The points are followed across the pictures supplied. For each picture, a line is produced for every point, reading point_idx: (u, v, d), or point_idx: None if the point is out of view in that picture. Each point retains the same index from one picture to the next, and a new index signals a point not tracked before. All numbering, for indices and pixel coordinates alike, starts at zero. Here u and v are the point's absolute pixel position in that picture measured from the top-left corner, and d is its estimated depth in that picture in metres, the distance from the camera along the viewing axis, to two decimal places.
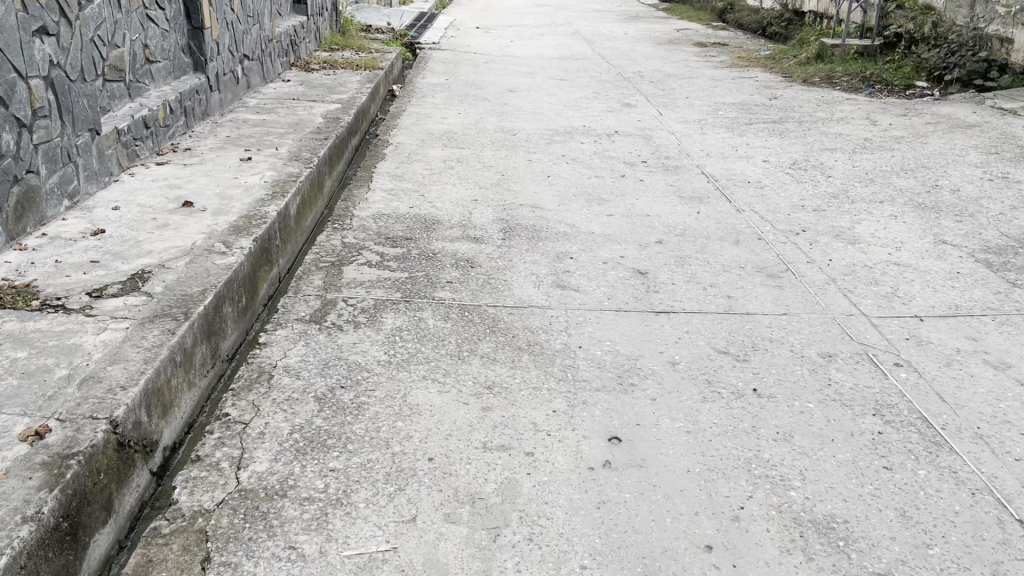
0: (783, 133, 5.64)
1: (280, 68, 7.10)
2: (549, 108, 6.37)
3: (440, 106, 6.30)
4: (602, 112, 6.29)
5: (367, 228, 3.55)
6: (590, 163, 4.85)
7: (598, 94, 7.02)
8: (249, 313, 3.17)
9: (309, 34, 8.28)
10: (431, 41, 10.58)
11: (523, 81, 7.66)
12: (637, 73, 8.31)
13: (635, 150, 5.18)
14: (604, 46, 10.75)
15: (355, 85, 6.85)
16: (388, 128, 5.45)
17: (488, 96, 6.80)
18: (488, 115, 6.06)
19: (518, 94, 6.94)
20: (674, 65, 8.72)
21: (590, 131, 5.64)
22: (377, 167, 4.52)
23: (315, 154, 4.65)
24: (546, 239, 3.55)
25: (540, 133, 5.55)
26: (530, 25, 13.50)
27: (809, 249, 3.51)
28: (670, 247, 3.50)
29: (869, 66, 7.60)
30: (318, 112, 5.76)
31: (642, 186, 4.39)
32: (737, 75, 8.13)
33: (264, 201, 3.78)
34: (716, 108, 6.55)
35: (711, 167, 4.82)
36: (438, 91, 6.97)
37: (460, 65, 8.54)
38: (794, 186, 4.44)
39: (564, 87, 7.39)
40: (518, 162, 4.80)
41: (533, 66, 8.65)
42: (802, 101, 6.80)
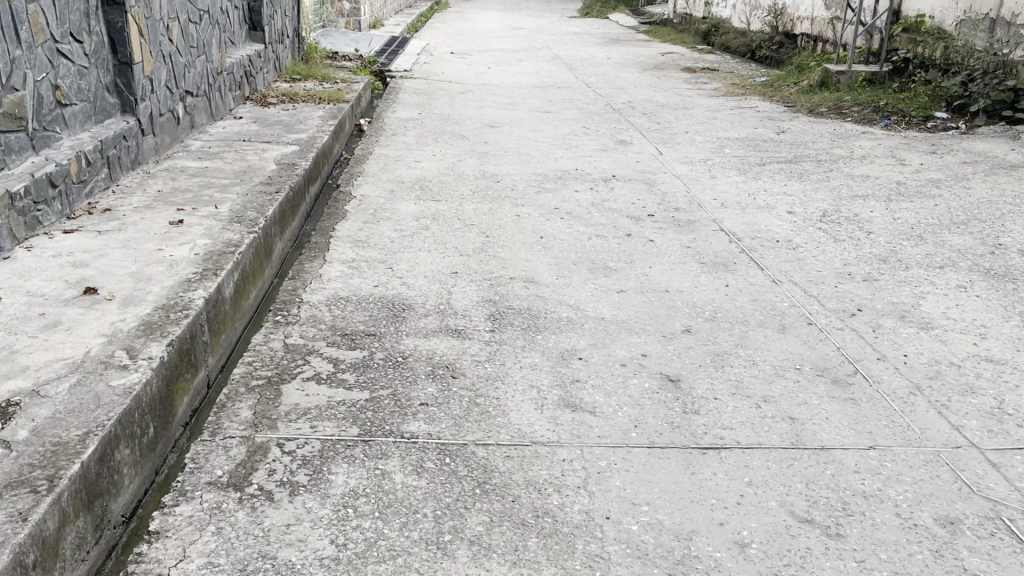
0: (802, 176, 4.99)
1: (231, 104, 6.35)
2: (536, 148, 5.68)
3: (413, 146, 5.58)
4: (595, 152, 5.61)
5: (318, 321, 2.79)
6: (589, 217, 4.15)
7: (589, 130, 6.34)
8: (159, 444, 2.42)
9: (268, 65, 7.54)
10: (403, 69, 9.91)
11: (505, 114, 6.97)
12: (627, 103, 7.67)
13: (639, 199, 4.50)
14: (588, 73, 10.13)
15: (317, 122, 6.11)
16: (352, 175, 4.71)
17: (467, 134, 6.09)
18: (468, 157, 5.35)
19: (500, 131, 6.25)
20: (665, 95, 8.11)
21: (583, 176, 4.96)
22: (337, 229, 3.77)
23: (262, 213, 3.89)
24: (546, 329, 2.83)
25: (528, 179, 4.85)
26: (507, 49, 12.89)
27: (873, 339, 2.82)
28: (701, 338, 2.79)
29: (881, 96, 7.00)
30: (272, 157, 5.01)
31: (654, 248, 3.70)
32: (734, 105, 7.53)
33: (190, 283, 3.02)
34: (721, 144, 5.91)
35: (729, 220, 4.15)
36: (410, 128, 6.24)
37: (435, 96, 7.85)
38: (831, 245, 3.77)
39: (549, 121, 6.71)
40: (506, 218, 4.09)
41: (515, 96, 7.98)
42: (812, 135, 6.18)
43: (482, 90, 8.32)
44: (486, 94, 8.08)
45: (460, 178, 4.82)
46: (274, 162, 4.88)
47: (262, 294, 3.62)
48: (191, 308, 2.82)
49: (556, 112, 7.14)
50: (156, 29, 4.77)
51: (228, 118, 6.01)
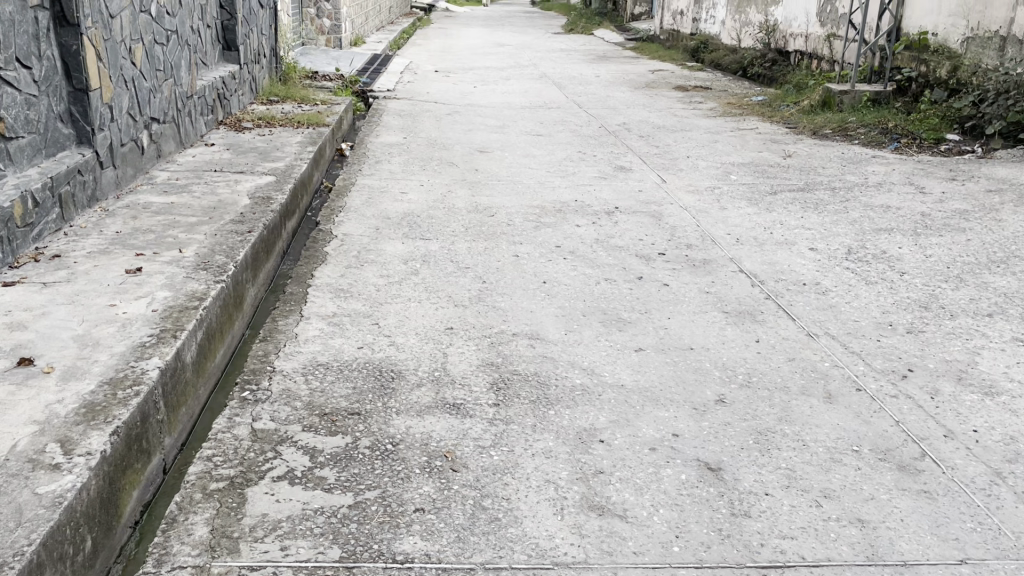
0: (818, 206, 4.66)
1: (202, 129, 5.94)
2: (530, 176, 5.32)
3: (399, 176, 5.19)
4: (593, 180, 5.25)
5: (292, 395, 2.39)
6: (595, 257, 3.78)
7: (585, 155, 5.99)
8: (99, 557, 2.00)
9: (243, 87, 7.14)
10: (385, 88, 9.53)
11: (495, 138, 6.60)
12: (622, 124, 7.34)
13: (647, 235, 4.14)
14: (577, 92, 9.81)
15: (295, 149, 5.72)
16: (333, 210, 4.32)
17: (456, 161, 5.71)
18: (458, 188, 4.98)
19: (491, 157, 5.88)
20: (660, 116, 7.78)
21: (584, 208, 4.59)
22: (316, 276, 3.38)
23: (231, 258, 3.49)
24: (559, 401, 2.45)
25: (524, 212, 4.48)
26: (493, 67, 12.56)
27: (933, 409, 2.45)
28: (738, 411, 2.42)
29: (888, 117, 6.71)
30: (245, 189, 4.60)
31: (670, 294, 3.33)
32: (734, 127, 7.22)
33: (144, 349, 2.61)
34: (725, 170, 5.57)
35: (748, 259, 3.79)
36: (395, 154, 5.86)
37: (420, 118, 7.47)
38: (863, 289, 3.42)
39: (542, 145, 6.36)
40: (503, 259, 3.71)
41: (504, 118, 7.62)
42: (820, 159, 5.86)
43: (470, 112, 7.96)
44: (474, 116, 7.72)
45: (451, 212, 4.44)
46: (247, 196, 4.48)
47: (231, 352, 3.22)
48: (143, 382, 2.41)
49: (549, 135, 6.78)
50: (117, 51, 4.36)
51: (199, 145, 5.60)
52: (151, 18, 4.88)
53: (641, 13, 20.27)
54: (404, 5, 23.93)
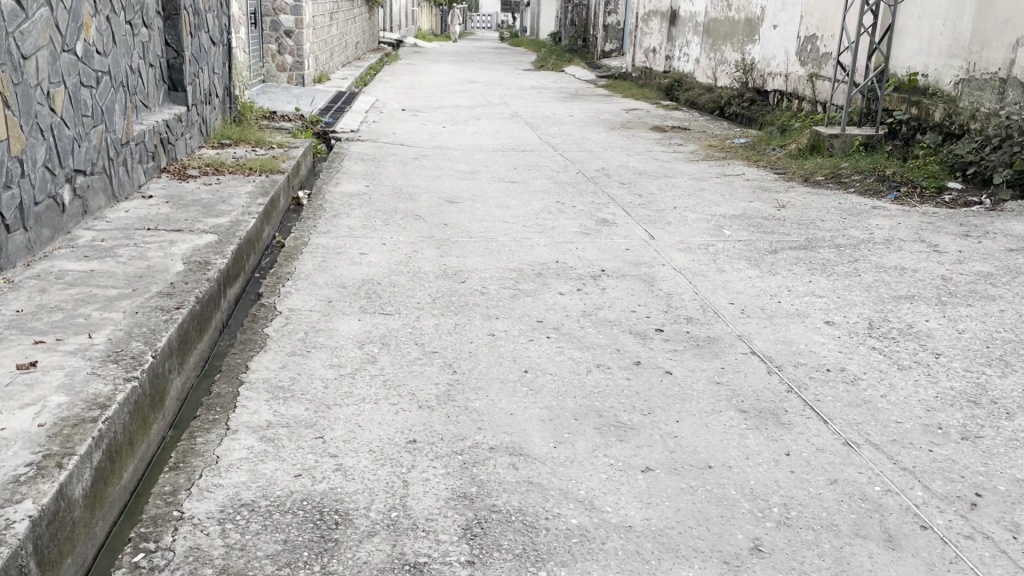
0: (826, 267, 4.20)
1: (140, 178, 5.37)
2: (504, 232, 4.82)
3: (358, 232, 4.65)
4: (575, 236, 4.76)
5: (203, 559, 1.82)
6: (582, 334, 3.27)
7: (563, 206, 5.51)
8: None
9: (191, 130, 6.59)
10: (349, 129, 9.03)
11: (466, 187, 6.10)
12: (601, 169, 6.89)
13: (639, 304, 3.64)
14: (551, 133, 9.39)
15: (243, 201, 5.16)
16: (279, 278, 3.77)
17: (422, 213, 5.19)
18: (425, 246, 4.45)
19: (462, 209, 5.37)
20: (640, 160, 7.37)
21: (566, 271, 4.08)
22: (253, 368, 2.81)
23: (151, 345, 2.92)
24: (552, 553, 1.90)
25: (499, 277, 3.96)
26: (463, 105, 12.14)
27: (1021, 557, 1.95)
28: (780, 565, 1.89)
29: (883, 163, 6.33)
30: (179, 253, 4.04)
31: (674, 386, 2.81)
32: (719, 172, 6.81)
33: (17, 486, 2.03)
34: (717, 224, 5.11)
35: (758, 335, 3.31)
36: (356, 206, 5.32)
37: (385, 163, 6.96)
38: (897, 378, 2.94)
39: (517, 194, 5.86)
40: (476, 340, 3.18)
41: (476, 162, 7.14)
42: (817, 211, 5.43)
43: (439, 155, 7.46)
44: (443, 160, 7.23)
45: (417, 278, 3.91)
46: (182, 260, 3.91)
47: (143, 466, 2.63)
48: (4, 542, 1.82)
49: (524, 183, 6.30)
50: (31, 96, 3.79)
51: (135, 198, 5.03)
52: (76, 58, 4.33)
53: (611, 50, 20.06)
54: (371, 40, 23.54)
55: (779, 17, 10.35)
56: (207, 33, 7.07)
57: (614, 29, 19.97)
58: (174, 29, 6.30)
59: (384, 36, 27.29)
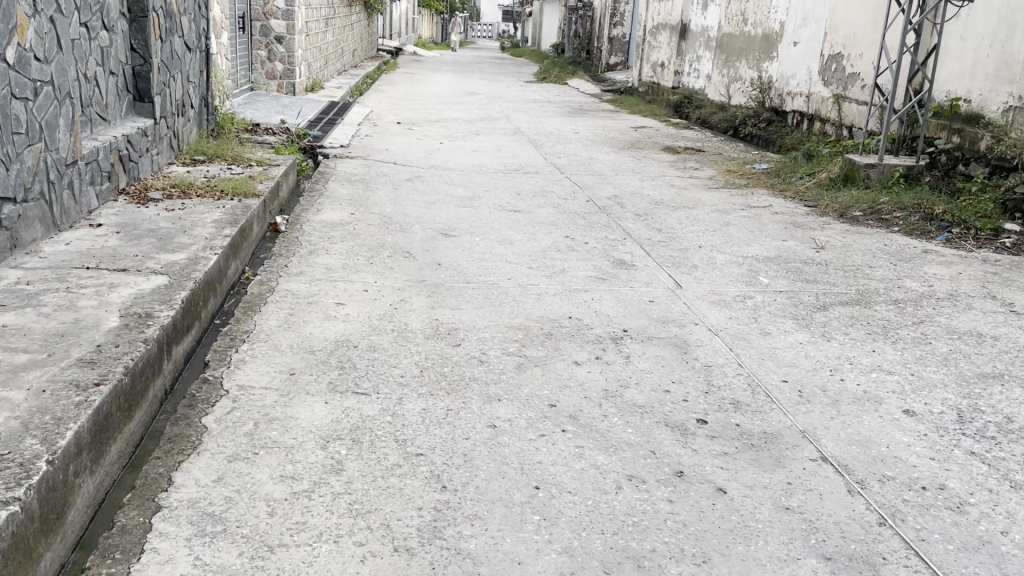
0: (888, 331, 3.55)
1: (92, 203, 4.71)
2: (507, 276, 4.16)
3: (337, 273, 3.99)
4: (589, 282, 4.11)
5: None
6: (606, 427, 2.60)
7: (574, 243, 4.86)
8: None
9: (158, 146, 5.94)
10: (339, 143, 8.38)
11: (463, 217, 5.43)
12: (613, 197, 6.24)
13: (673, 378, 2.98)
14: (557, 153, 8.76)
15: (207, 232, 4.50)
16: (234, 339, 3.10)
17: (413, 250, 4.53)
18: (414, 294, 3.78)
19: (458, 245, 4.71)
20: (655, 186, 6.73)
21: (581, 331, 3.42)
22: (179, 481, 2.15)
23: (49, 443, 2.25)
24: None
25: (503, 337, 3.30)
26: (463, 119, 11.51)
27: None
28: None
29: (928, 199, 5.70)
30: (118, 301, 3.38)
31: (733, 515, 2.15)
32: (743, 203, 6.17)
33: None
34: (751, 268, 4.47)
35: (824, 431, 2.65)
36: (336, 239, 4.65)
37: (375, 184, 6.29)
38: (1015, 503, 2.28)
39: (521, 227, 5.21)
40: (473, 433, 2.51)
41: (475, 186, 6.48)
42: (862, 254, 4.79)
43: (434, 176, 6.80)
44: (439, 182, 6.57)
45: (402, 339, 3.24)
46: (118, 312, 3.26)
47: None
48: None
49: (528, 212, 5.65)
50: None
51: (81, 226, 4.38)
52: (5, 66, 3.67)
53: (616, 63, 19.45)
54: (368, 47, 22.92)
55: (800, 33, 9.74)
56: (181, 38, 6.41)
57: (619, 42, 19.36)
58: (141, 33, 5.64)
59: (382, 43, 26.68)
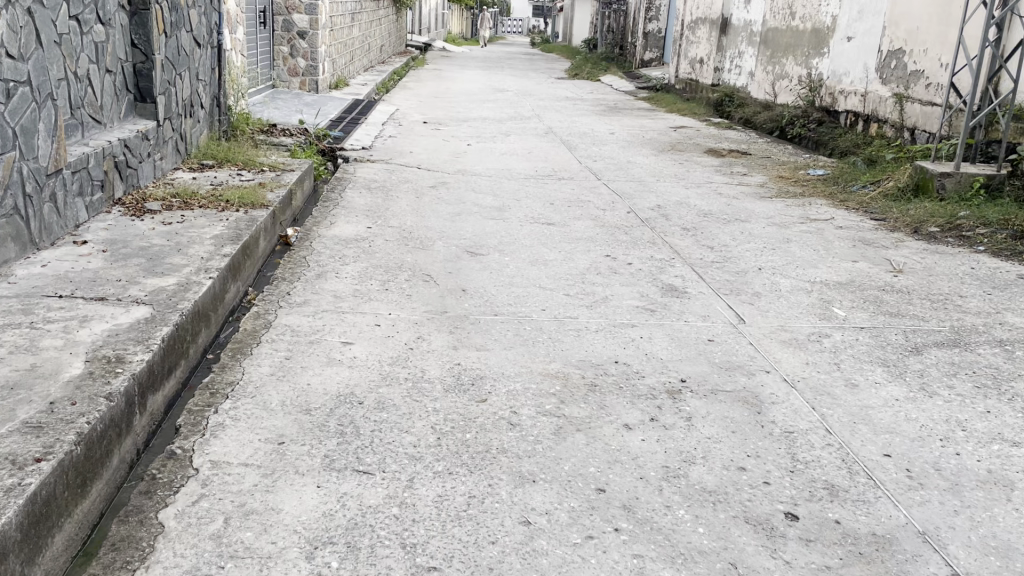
0: (1002, 384, 2.95)
1: (80, 215, 4.24)
2: (542, 304, 3.62)
3: (348, 302, 3.48)
4: (636, 314, 3.56)
5: None
6: (670, 525, 2.05)
7: (616, 263, 4.31)
8: None
9: (162, 149, 5.48)
10: (360, 145, 7.89)
11: (492, 231, 4.90)
12: (656, 207, 5.68)
13: (748, 451, 2.42)
14: (592, 156, 8.20)
15: (204, 250, 4.01)
16: (216, 391, 2.59)
17: (436, 272, 4.01)
18: (434, 329, 3.26)
19: (486, 266, 4.18)
20: (702, 195, 6.16)
21: (632, 379, 2.88)
22: None
23: None
24: None
25: (538, 389, 2.77)
26: (493, 118, 10.98)
27: None
28: None
29: (1015, 215, 5.07)
30: (88, 339, 2.89)
31: None
32: (802, 216, 5.58)
33: None
34: (822, 297, 3.89)
35: (950, 533, 2.09)
36: (348, 257, 4.14)
37: (397, 193, 5.78)
38: None
39: (557, 244, 4.67)
40: (503, 535, 1.97)
41: (506, 194, 5.95)
42: (949, 279, 4.18)
43: (461, 183, 6.28)
44: (467, 190, 6.04)
45: (418, 390, 2.72)
46: (85, 355, 2.77)
47: None
48: None
49: (564, 226, 5.11)
50: None
51: (65, 243, 3.92)
52: None
53: (651, 59, 18.78)
54: (396, 43, 22.47)
55: (854, 27, 9.09)
56: (188, 33, 5.94)
57: (654, 37, 18.70)
58: (142, 27, 5.19)
59: (411, 38, 26.24)
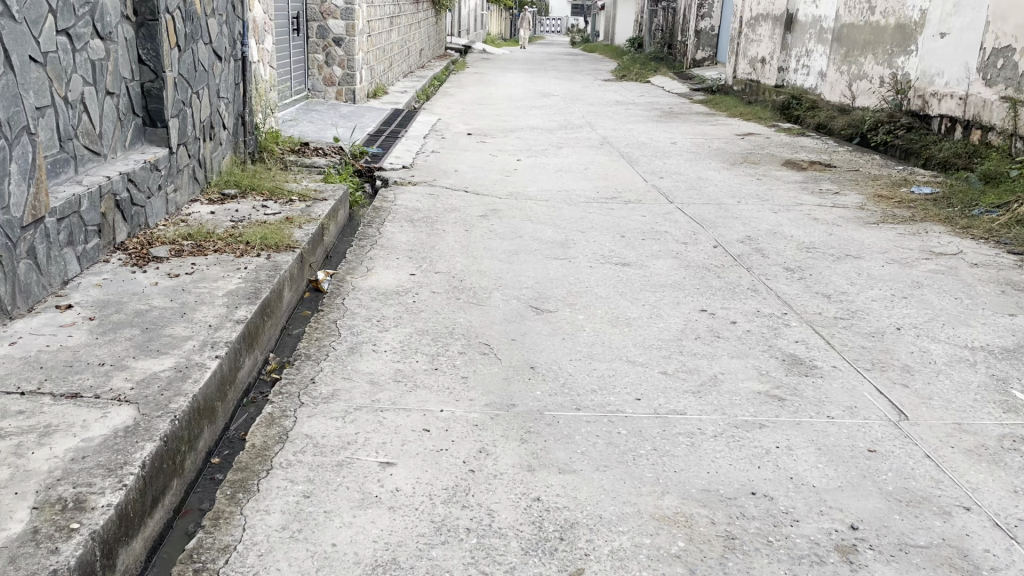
0: None
1: (71, 268, 3.56)
2: (637, 389, 2.82)
3: (389, 391, 2.72)
4: (759, 403, 2.74)
5: None
6: None
7: (716, 322, 3.49)
8: None
9: (176, 180, 4.78)
10: (400, 165, 7.17)
11: (558, 276, 4.12)
12: (746, 239, 4.84)
13: None
14: (657, 171, 7.37)
15: (212, 315, 3.28)
16: (203, 567, 1.83)
17: (497, 340, 3.23)
18: (502, 434, 2.48)
19: (558, 329, 3.39)
20: (795, 223, 5.30)
21: (782, 525, 2.06)
22: None
23: None
24: None
25: (655, 544, 1.98)
26: (542, 127, 10.20)
27: None
28: None
29: None
30: (43, 467, 2.16)
31: None
32: (923, 249, 4.70)
33: None
34: (994, 373, 3.03)
35: None
36: (388, 319, 3.38)
37: (444, 225, 5.02)
38: None
39: (638, 294, 3.87)
40: None
41: (568, 224, 5.17)
42: None
43: (515, 211, 5.50)
44: (524, 219, 5.27)
45: (487, 551, 1.93)
46: (34, 495, 2.04)
47: None
48: None
49: (643, 268, 4.30)
50: None
51: (46, 307, 3.22)
52: None
53: (703, 58, 17.82)
54: (436, 45, 21.79)
55: (950, 22, 8.13)
56: (206, 45, 5.25)
57: (706, 35, 17.71)
58: (151, 40, 4.50)
59: (450, 41, 25.57)
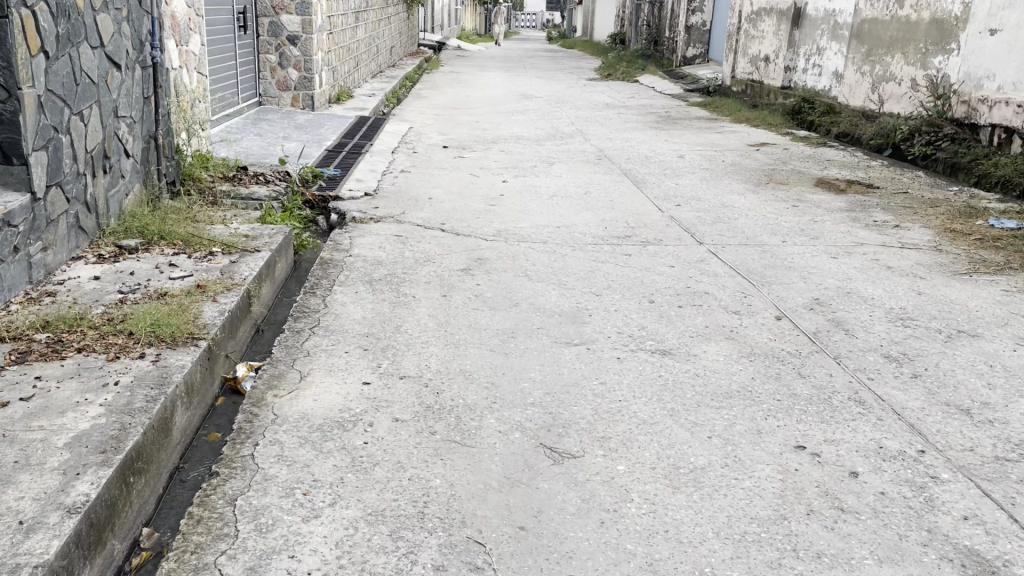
0: None
1: None
2: None
3: None
4: None
5: None
6: None
7: (826, 476, 2.29)
8: None
9: (46, 235, 3.50)
10: (360, 191, 5.92)
11: (575, 376, 2.90)
12: (813, 305, 3.67)
13: None
14: (670, 194, 6.19)
15: (32, 496, 2.02)
16: None
17: (495, 530, 2.00)
18: None
19: (590, 494, 2.18)
20: (866, 276, 4.13)
21: None
22: None
23: None
24: None
25: None
26: (528, 137, 8.97)
27: None
28: None
29: None
30: None
31: None
32: None
33: None
34: None
35: None
36: (321, 486, 2.15)
37: (415, 288, 3.78)
38: None
39: (695, 411, 2.67)
40: None
41: (576, 282, 3.95)
42: None
43: (506, 261, 4.28)
44: (519, 275, 4.04)
45: None
46: None
47: None
48: None
49: (691, 358, 3.10)
50: None
51: None
52: None
53: (695, 56, 16.67)
54: (408, 44, 20.49)
55: (1002, 17, 6.97)
56: (95, 49, 3.96)
57: (697, 31, 16.55)
58: None
59: (423, 39, 24.32)
